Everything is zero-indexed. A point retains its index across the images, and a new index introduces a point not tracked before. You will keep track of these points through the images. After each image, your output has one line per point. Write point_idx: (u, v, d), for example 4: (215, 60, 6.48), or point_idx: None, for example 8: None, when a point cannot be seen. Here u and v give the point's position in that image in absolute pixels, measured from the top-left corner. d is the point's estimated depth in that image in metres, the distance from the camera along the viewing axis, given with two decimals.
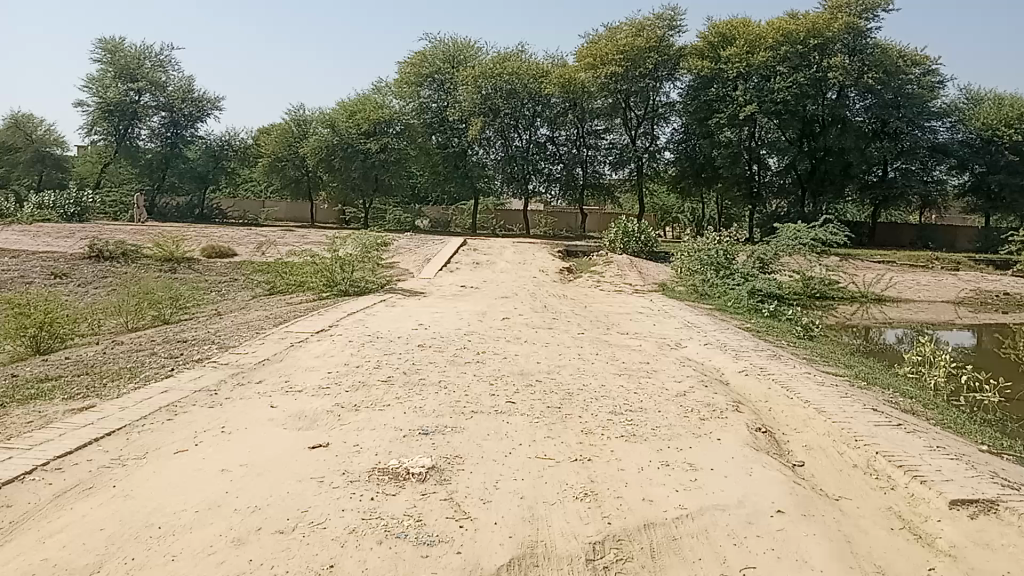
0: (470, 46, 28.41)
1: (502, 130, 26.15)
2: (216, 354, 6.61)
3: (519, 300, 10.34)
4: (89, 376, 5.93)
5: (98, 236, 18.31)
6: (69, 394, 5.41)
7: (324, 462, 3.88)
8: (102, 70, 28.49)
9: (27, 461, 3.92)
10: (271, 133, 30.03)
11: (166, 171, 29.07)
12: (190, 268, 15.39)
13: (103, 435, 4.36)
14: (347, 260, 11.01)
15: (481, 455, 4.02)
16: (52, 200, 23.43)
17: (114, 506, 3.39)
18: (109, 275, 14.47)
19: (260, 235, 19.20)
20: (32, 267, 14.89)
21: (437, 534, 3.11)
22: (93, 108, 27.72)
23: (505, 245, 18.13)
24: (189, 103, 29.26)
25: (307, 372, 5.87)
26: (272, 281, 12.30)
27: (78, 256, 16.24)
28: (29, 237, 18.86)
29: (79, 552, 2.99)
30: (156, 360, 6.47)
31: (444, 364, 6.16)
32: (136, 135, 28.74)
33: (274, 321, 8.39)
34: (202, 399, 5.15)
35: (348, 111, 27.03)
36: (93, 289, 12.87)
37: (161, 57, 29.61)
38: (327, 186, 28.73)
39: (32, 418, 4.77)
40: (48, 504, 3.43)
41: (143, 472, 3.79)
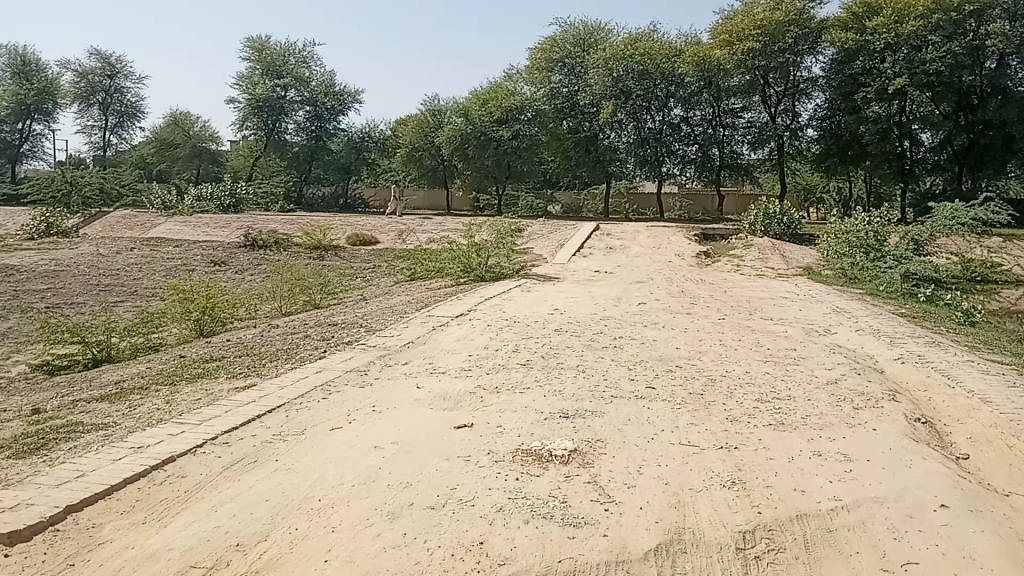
0: (601, 28, 27.97)
1: (634, 113, 25.68)
2: (364, 337, 6.92)
3: (656, 284, 10.22)
4: (250, 357, 6.37)
5: (253, 226, 19.46)
6: (233, 372, 5.87)
7: (469, 441, 3.97)
8: (250, 68, 30.33)
9: (199, 435, 4.28)
10: (408, 123, 31.08)
11: (312, 163, 30.51)
12: (336, 256, 16.11)
13: (264, 412, 4.66)
14: (483, 247, 11.22)
15: (624, 440, 4.00)
16: (209, 193, 24.95)
17: (276, 478, 3.62)
18: (263, 262, 15.40)
19: (400, 223, 19.80)
20: (195, 256, 16.04)
21: (582, 516, 3.13)
22: (245, 104, 29.71)
23: (640, 229, 17.95)
24: (331, 97, 30.88)
25: (448, 355, 6.02)
26: (411, 268, 12.73)
27: (235, 245, 17.38)
28: (192, 227, 20.35)
29: (247, 521, 3.21)
30: (310, 342, 6.85)
31: (582, 348, 6.17)
32: (283, 130, 30.50)
33: (415, 305, 8.70)
34: (352, 378, 5.42)
35: (482, 100, 27.89)
36: (249, 276, 13.73)
37: (305, 54, 31.36)
38: (462, 173, 29.38)
39: (201, 396, 5.22)
40: (218, 477, 3.71)
41: (302, 447, 4.02)
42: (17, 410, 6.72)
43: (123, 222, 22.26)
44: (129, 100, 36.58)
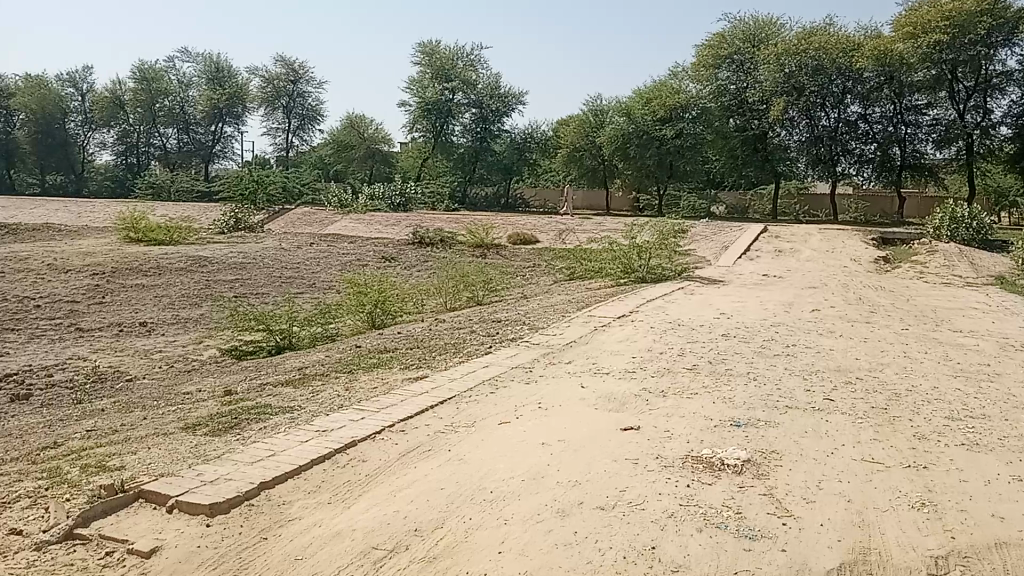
0: (773, 23, 26.80)
1: (807, 109, 24.45)
2: (528, 334, 7.05)
3: (829, 290, 9.72)
4: (421, 350, 6.68)
5: (421, 224, 20.28)
6: (406, 364, 6.19)
7: (638, 444, 3.94)
8: (421, 72, 31.75)
9: (377, 422, 4.52)
10: (570, 123, 31.36)
11: (476, 164, 31.82)
12: (498, 254, 16.51)
13: (436, 402, 4.87)
14: (644, 247, 11.11)
15: (800, 453, 3.84)
16: (381, 192, 26.21)
17: (449, 468, 3.76)
18: (430, 259, 16.02)
19: (560, 223, 19.95)
20: (367, 251, 16.91)
21: (758, 529, 3.03)
22: (415, 107, 31.02)
23: (811, 232, 17.14)
24: (496, 99, 31.56)
25: (613, 356, 6.01)
26: (572, 268, 12.84)
27: (404, 242, 18.15)
28: (364, 224, 21.47)
29: (424, 508, 3.35)
30: (477, 337, 7.07)
31: (751, 355, 5.97)
32: (450, 131, 31.62)
33: (578, 305, 8.74)
34: (519, 374, 5.53)
35: (645, 99, 28.03)
36: (416, 272, 14.33)
37: (472, 57, 32.25)
38: (624, 174, 29.21)
39: (378, 384, 5.56)
40: (396, 464, 3.90)
41: (472, 439, 4.15)
42: (213, 391, 7.35)
43: (303, 219, 23.72)
44: (310, 104, 38.84)
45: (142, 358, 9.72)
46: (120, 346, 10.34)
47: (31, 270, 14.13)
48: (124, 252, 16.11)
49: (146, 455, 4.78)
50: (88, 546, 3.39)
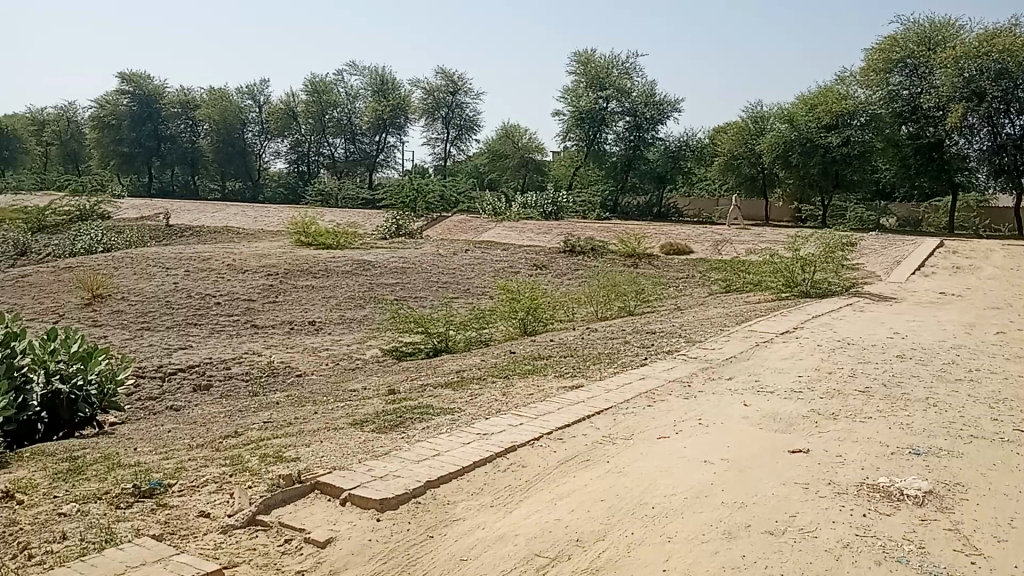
0: (952, 23, 25.16)
1: (989, 117, 22.62)
2: (684, 347, 7.03)
3: (1017, 312, 8.94)
4: (575, 359, 7.07)
5: (573, 233, 20.46)
6: (561, 372, 6.58)
7: (806, 468, 3.80)
8: (576, 81, 32.10)
9: (534, 429, 4.73)
10: (727, 131, 30.68)
11: (629, 173, 31.72)
12: (650, 264, 16.40)
13: (594, 412, 5.05)
14: (808, 260, 10.63)
15: (989, 488, 3.54)
16: (534, 201, 26.65)
17: (608, 481, 3.80)
18: (582, 268, 16.19)
19: (716, 233, 19.48)
20: (520, 259, 17.23)
21: (944, 566, 2.83)
22: (570, 116, 31.63)
23: (995, 247, 15.77)
24: (651, 107, 31.51)
25: (776, 374, 5.80)
26: (728, 280, 12.58)
27: (556, 250, 18.32)
28: (517, 232, 21.90)
29: (584, 519, 3.37)
30: (631, 348, 7.23)
31: (930, 379, 5.58)
32: (603, 140, 31.85)
33: (736, 318, 8.52)
34: (678, 389, 5.51)
35: (809, 105, 26.76)
36: (568, 282, 14.52)
37: (628, 65, 32.31)
38: (784, 183, 28.02)
39: (535, 392, 5.96)
40: (554, 471, 4.07)
41: (631, 453, 4.21)
42: (376, 389, 7.73)
43: (459, 225, 24.42)
44: (468, 114, 40.04)
45: (310, 354, 10.36)
46: (291, 343, 11.06)
47: (215, 269, 15.34)
48: (297, 254, 17.18)
49: (318, 448, 5.09)
50: (269, 532, 3.65)
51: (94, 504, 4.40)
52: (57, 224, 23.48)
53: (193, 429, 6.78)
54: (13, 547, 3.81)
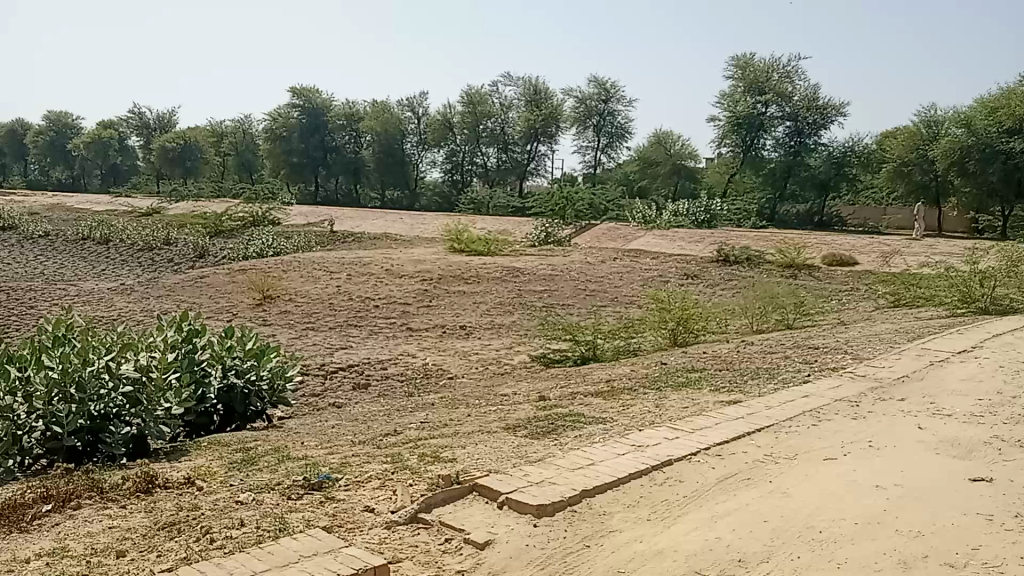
0: None
1: None
2: (850, 365, 6.73)
3: None
4: (731, 372, 6.90)
5: (727, 242, 19.97)
6: (716, 386, 6.45)
7: (989, 499, 3.69)
8: (734, 86, 31.86)
9: (691, 446, 4.69)
10: (897, 136, 28.89)
11: (788, 180, 30.48)
12: (810, 276, 15.77)
13: (755, 430, 4.97)
14: (989, 274, 9.83)
15: None
16: (686, 209, 26.02)
17: (772, 501, 3.84)
18: (736, 278, 15.79)
19: (883, 243, 18.43)
20: (671, 268, 16.96)
21: None
22: (726, 122, 31.34)
23: None
24: (813, 111, 30.23)
25: (954, 397, 5.44)
26: (896, 294, 11.87)
27: (708, 259, 17.88)
28: (668, 241, 21.58)
29: (749, 539, 3.44)
30: (792, 363, 7.01)
31: None
32: (761, 145, 31.17)
33: (906, 335, 8.03)
34: (844, 409, 5.32)
35: (988, 110, 25.16)
36: (722, 295, 14.20)
37: (789, 69, 31.33)
38: (960, 193, 26.00)
39: (690, 405, 5.86)
40: (716, 488, 4.10)
41: (796, 473, 4.21)
42: (526, 395, 7.78)
43: (608, 233, 24.20)
44: (619, 121, 39.86)
45: (461, 358, 10.63)
46: (443, 347, 11.38)
47: (372, 274, 15.98)
48: (449, 260, 17.62)
49: (472, 451, 5.22)
50: (430, 531, 3.80)
51: (268, 493, 4.71)
52: (232, 230, 25.26)
53: (353, 426, 7.11)
54: (197, 530, 4.13)
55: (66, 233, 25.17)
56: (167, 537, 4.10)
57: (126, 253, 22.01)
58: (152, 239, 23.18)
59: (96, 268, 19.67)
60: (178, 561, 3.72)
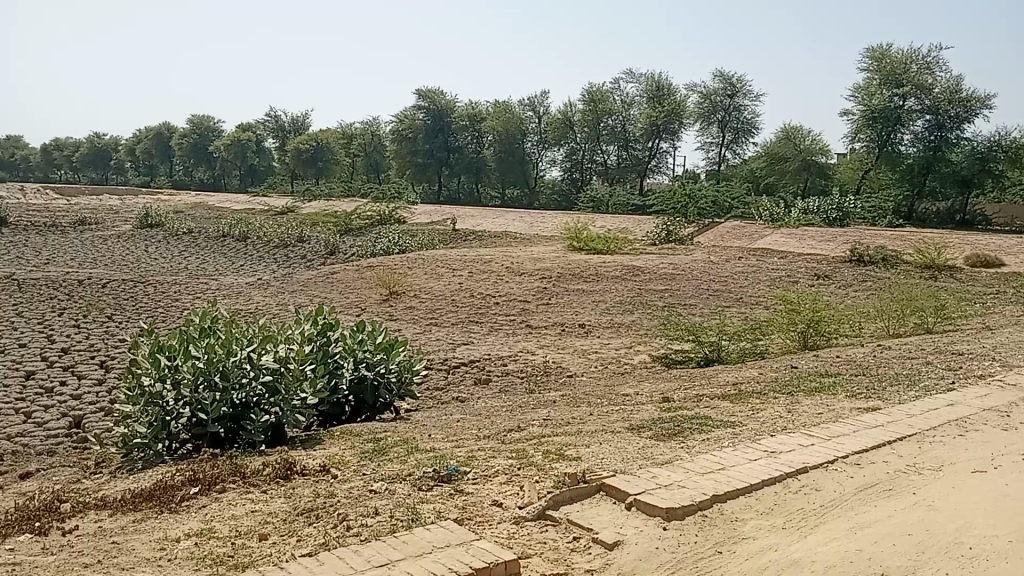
0: None
1: None
2: (1000, 373, 6.32)
3: None
4: (867, 378, 6.58)
5: (859, 241, 19.11)
6: (853, 392, 6.17)
7: None
8: (869, 78, 30.49)
9: (828, 453, 4.54)
10: None
11: (927, 176, 28.56)
12: (952, 277, 14.92)
13: (895, 438, 4.75)
14: None
15: None
16: (816, 206, 25.03)
17: (916, 514, 3.66)
18: (870, 279, 15.08)
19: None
20: (799, 268, 16.35)
21: None
22: (860, 116, 29.91)
23: None
24: (956, 104, 28.39)
25: None
26: None
27: (840, 258, 17.13)
28: (796, 239, 20.82)
29: (891, 552, 3.29)
30: (934, 370, 6.63)
31: None
32: (898, 140, 29.57)
33: None
34: (993, 419, 5.02)
35: None
36: (855, 297, 13.59)
37: (929, 59, 29.83)
38: None
39: (824, 411, 5.65)
40: (854, 498, 3.95)
41: (941, 485, 4.00)
42: (650, 396, 7.67)
43: (733, 231, 23.49)
44: (746, 116, 38.64)
45: (581, 356, 10.61)
46: (563, 345, 11.40)
47: (494, 271, 16.17)
48: (570, 258, 17.61)
49: (598, 450, 5.21)
50: (558, 528, 3.83)
51: (399, 484, 4.86)
52: (360, 228, 26.17)
53: (478, 421, 7.23)
54: (334, 518, 4.30)
55: (209, 231, 26.73)
56: (307, 523, 4.30)
57: (263, 250, 23.18)
58: (286, 236, 24.33)
59: (236, 264, 20.81)
60: (317, 546, 3.89)
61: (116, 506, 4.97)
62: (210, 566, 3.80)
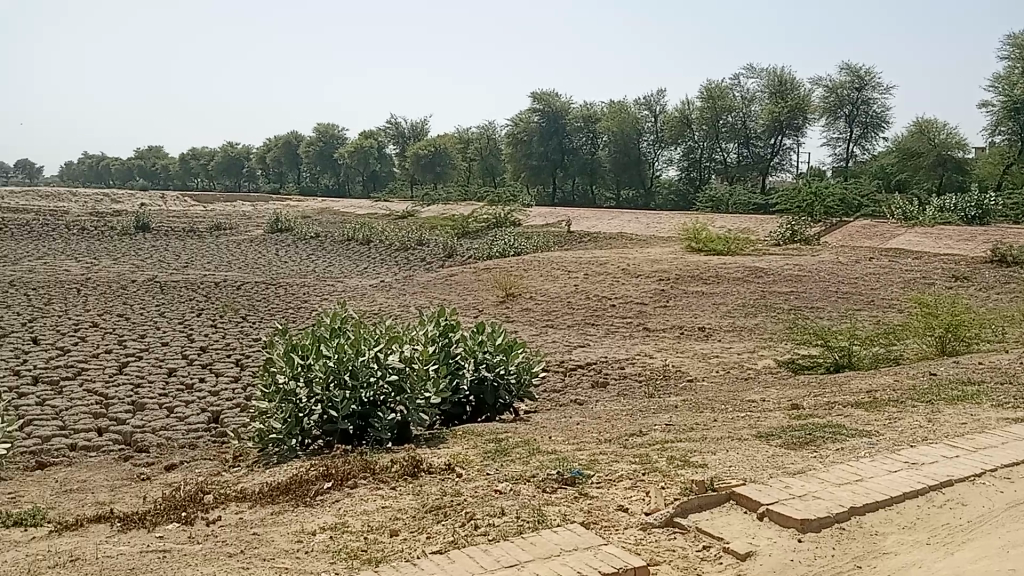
0: None
1: None
2: None
3: None
4: (1015, 387, 6.17)
5: (1002, 240, 17.93)
6: (999, 402, 5.80)
7: None
8: (1010, 66, 28.67)
9: (974, 466, 4.28)
10: None
11: None
12: None
13: None
14: None
15: None
16: (953, 203, 23.67)
17: None
18: (1014, 281, 14.13)
19: None
20: (935, 269, 15.49)
21: None
22: (1000, 107, 28.21)
23: None
24: None
25: None
26: None
27: (980, 259, 16.12)
28: (931, 239, 19.72)
29: None
30: None
31: None
32: None
33: None
34: None
35: None
36: (998, 299, 12.76)
37: None
38: None
39: (968, 421, 5.33)
40: (1005, 516, 3.71)
41: None
42: (775, 402, 7.45)
43: (862, 231, 22.42)
44: (875, 111, 36.93)
45: (701, 360, 10.40)
46: (682, 348, 11.22)
47: (611, 273, 16.06)
48: (688, 259, 17.29)
49: (723, 457, 5.09)
50: (687, 536, 3.77)
51: (524, 485, 4.89)
52: (477, 231, 26.58)
53: (598, 424, 7.20)
54: (461, 516, 4.38)
55: (334, 235, 27.78)
56: (435, 521, 4.40)
57: (384, 253, 23.89)
58: (406, 240, 24.99)
59: (359, 267, 21.55)
60: (446, 544, 3.97)
61: (255, 498, 5.23)
62: (346, 559, 3.95)
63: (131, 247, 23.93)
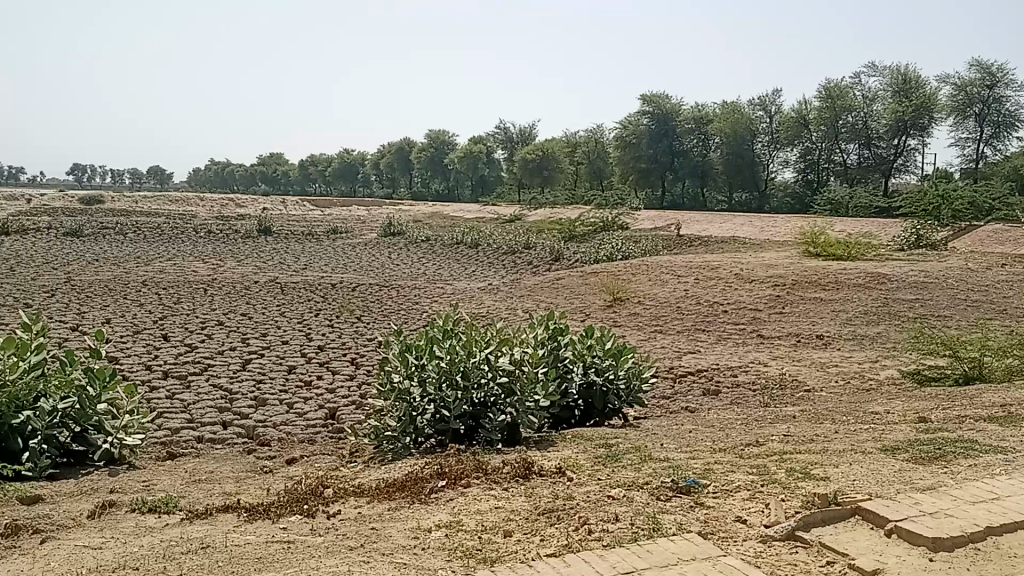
0: None
1: None
2: None
3: None
4: None
5: None
6: None
7: None
8: None
9: None
10: None
11: None
12: None
13: None
14: None
15: None
16: None
17: None
18: None
19: None
20: None
21: None
22: None
23: None
24: None
25: None
26: None
27: None
28: None
29: None
30: None
31: None
32: None
33: None
34: None
35: None
36: None
37: None
38: None
39: None
40: None
41: None
42: (899, 415, 7.11)
43: (993, 236, 21.10)
44: (1009, 108, 34.80)
45: (818, 369, 10.03)
46: (798, 356, 10.86)
47: (722, 277, 15.71)
48: (805, 264, 16.71)
49: (847, 470, 4.89)
50: (809, 550, 3.66)
51: (638, 491, 4.85)
52: (584, 235, 26.54)
53: (711, 433, 7.06)
54: (575, 520, 4.38)
55: (444, 238, 28.29)
56: (548, 523, 4.42)
57: (492, 256, 24.17)
58: (514, 244, 25.19)
59: (467, 270, 21.86)
60: (561, 546, 3.98)
61: (373, 493, 5.39)
62: (461, 558, 4.02)
63: (253, 249, 25.08)
